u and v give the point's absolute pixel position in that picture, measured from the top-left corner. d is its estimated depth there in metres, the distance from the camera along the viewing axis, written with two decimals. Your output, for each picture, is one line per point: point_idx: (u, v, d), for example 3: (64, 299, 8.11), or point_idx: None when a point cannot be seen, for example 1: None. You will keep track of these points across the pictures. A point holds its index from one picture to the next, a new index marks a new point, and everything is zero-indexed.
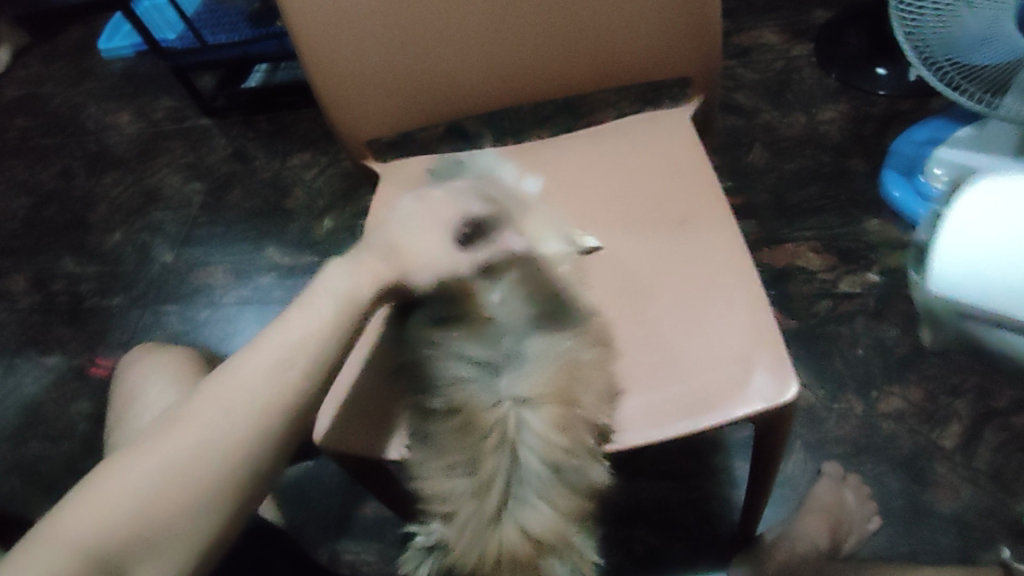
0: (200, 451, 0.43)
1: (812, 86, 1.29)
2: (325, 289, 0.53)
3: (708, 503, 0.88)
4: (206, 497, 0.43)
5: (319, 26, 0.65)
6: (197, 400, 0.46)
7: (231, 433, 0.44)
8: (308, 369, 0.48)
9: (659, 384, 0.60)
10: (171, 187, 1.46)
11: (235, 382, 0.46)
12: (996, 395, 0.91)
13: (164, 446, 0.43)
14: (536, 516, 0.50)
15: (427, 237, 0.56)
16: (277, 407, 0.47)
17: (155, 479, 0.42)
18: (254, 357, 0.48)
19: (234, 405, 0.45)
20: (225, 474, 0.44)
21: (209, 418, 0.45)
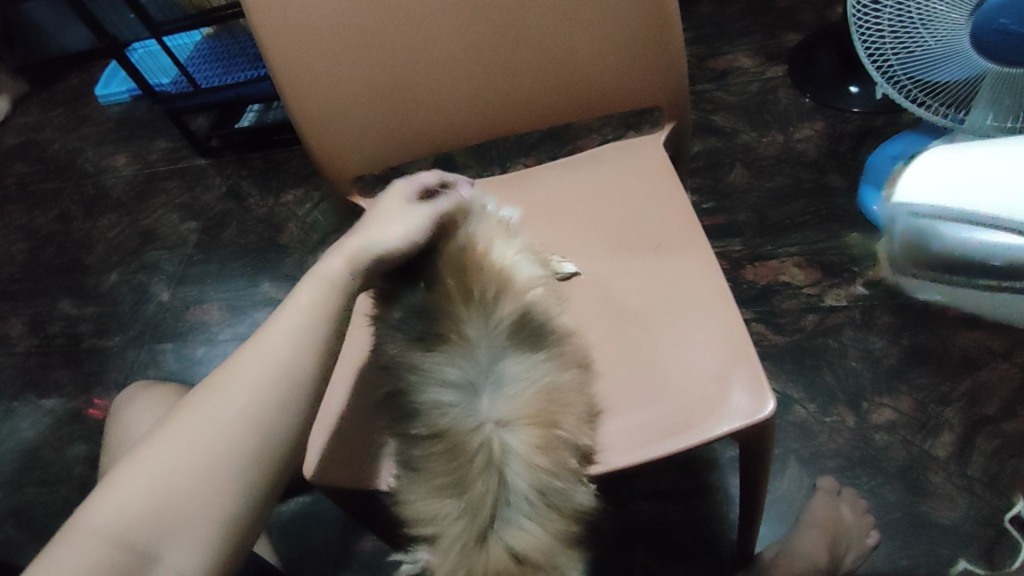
0: (200, 455, 0.43)
1: (787, 105, 1.29)
2: (302, 297, 0.52)
3: (707, 522, 0.88)
4: (211, 501, 0.42)
5: (297, 70, 0.67)
6: (191, 410, 0.46)
7: (232, 435, 0.44)
8: (300, 367, 0.48)
9: (642, 404, 0.56)
10: (170, 228, 1.51)
11: (230, 386, 0.47)
12: (986, 401, 0.90)
13: (162, 455, 0.43)
14: (524, 536, 0.48)
15: (391, 206, 0.58)
16: (275, 406, 0.46)
17: (155, 487, 0.42)
18: (243, 361, 0.48)
19: (233, 407, 0.45)
20: (230, 478, 0.43)
21: (208, 424, 0.44)
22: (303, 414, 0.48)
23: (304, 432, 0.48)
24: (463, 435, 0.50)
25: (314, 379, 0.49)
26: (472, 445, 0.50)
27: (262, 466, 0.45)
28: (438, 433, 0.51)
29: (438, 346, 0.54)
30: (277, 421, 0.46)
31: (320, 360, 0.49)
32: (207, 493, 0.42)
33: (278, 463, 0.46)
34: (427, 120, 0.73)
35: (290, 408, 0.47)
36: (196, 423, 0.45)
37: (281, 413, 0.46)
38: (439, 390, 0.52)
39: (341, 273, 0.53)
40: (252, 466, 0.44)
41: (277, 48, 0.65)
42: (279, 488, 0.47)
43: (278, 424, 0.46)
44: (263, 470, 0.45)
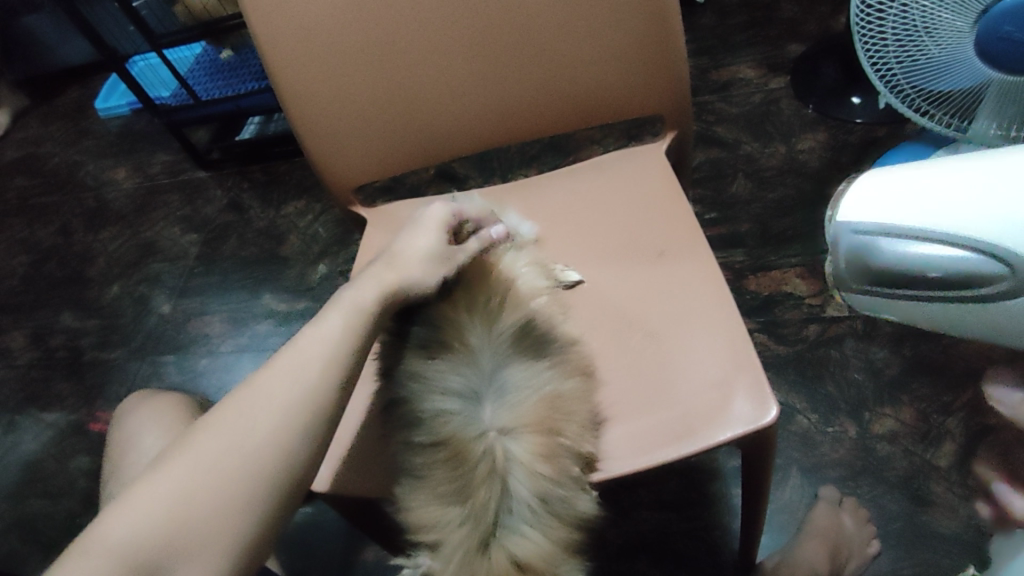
0: (218, 478, 0.43)
1: (788, 116, 1.29)
2: (323, 322, 0.51)
3: (710, 532, 0.88)
4: (227, 524, 0.42)
5: (302, 82, 0.67)
6: (208, 428, 0.46)
7: (251, 458, 0.44)
8: (323, 384, 0.48)
9: (643, 411, 0.57)
10: (173, 240, 1.51)
11: (253, 406, 0.46)
12: (988, 411, 0.90)
13: (177, 473, 0.43)
14: (528, 544, 0.48)
15: (425, 233, 0.57)
16: (297, 431, 0.46)
17: (170, 505, 0.42)
18: (267, 382, 0.47)
19: (255, 424, 0.45)
20: (245, 498, 0.43)
21: (225, 443, 0.44)
22: (321, 430, 0.47)
23: (321, 449, 0.48)
24: (465, 443, 0.50)
25: (334, 402, 0.48)
26: (475, 453, 0.50)
27: (278, 486, 0.44)
28: (441, 441, 0.51)
29: (440, 354, 0.54)
30: (295, 442, 0.46)
31: (342, 381, 0.49)
32: (223, 515, 0.42)
33: (293, 484, 0.45)
34: (430, 132, 0.74)
35: (309, 426, 0.46)
36: (215, 444, 0.44)
37: (298, 432, 0.46)
38: (441, 398, 0.52)
39: (371, 301, 0.53)
40: (268, 486, 0.44)
41: (280, 52, 0.66)
42: (293, 507, 0.47)
43: (300, 447, 0.46)
44: (278, 490, 0.44)
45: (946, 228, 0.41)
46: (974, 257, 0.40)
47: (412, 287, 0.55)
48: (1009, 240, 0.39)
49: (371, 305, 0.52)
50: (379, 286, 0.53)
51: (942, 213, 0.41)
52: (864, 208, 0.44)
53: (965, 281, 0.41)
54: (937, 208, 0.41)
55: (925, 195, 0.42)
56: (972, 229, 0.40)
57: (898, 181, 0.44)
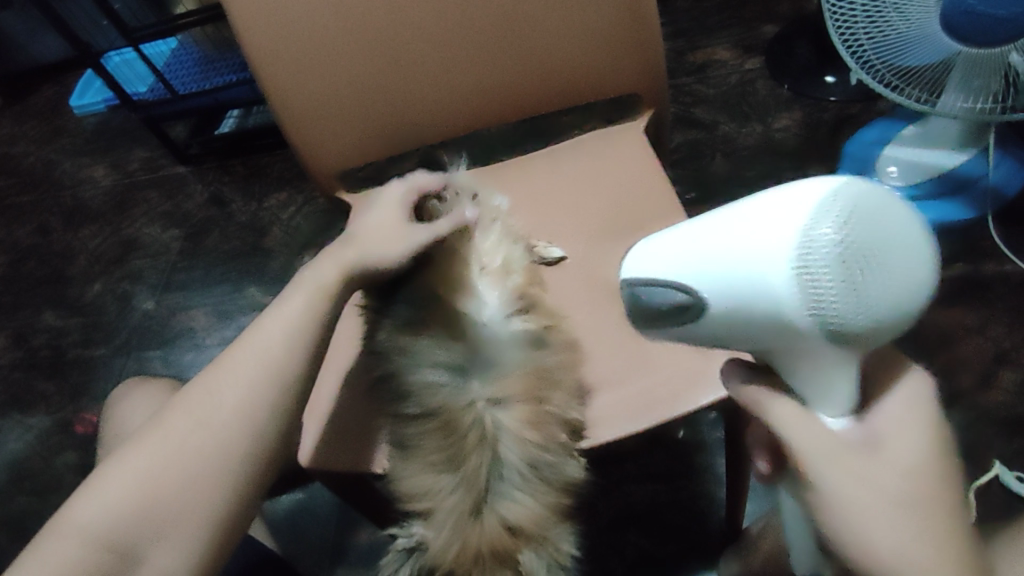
0: (188, 458, 0.44)
1: (763, 96, 1.31)
2: (287, 300, 0.53)
3: (696, 501, 0.90)
4: (201, 499, 0.43)
5: (281, 63, 0.67)
6: (179, 412, 0.47)
7: (220, 436, 0.45)
8: (294, 365, 0.49)
9: (627, 379, 0.58)
10: (154, 236, 1.51)
11: (222, 386, 0.48)
12: (959, 374, 0.93)
13: (149, 457, 0.44)
14: (517, 508, 0.49)
15: (385, 212, 0.57)
16: (265, 407, 0.47)
17: (142, 488, 0.43)
18: (238, 362, 0.49)
19: (227, 406, 0.46)
20: (218, 477, 0.44)
21: (195, 425, 0.45)
22: (293, 408, 0.49)
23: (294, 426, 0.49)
24: (455, 412, 0.52)
25: (305, 376, 0.50)
26: (465, 421, 0.51)
27: (251, 464, 0.46)
28: (431, 411, 0.52)
29: (426, 329, 0.56)
30: (267, 421, 0.47)
31: (308, 353, 0.50)
32: (197, 495, 0.43)
33: (266, 462, 0.47)
34: (410, 115, 0.74)
35: (282, 406, 0.48)
36: (184, 425, 0.46)
37: (269, 411, 0.47)
38: (430, 370, 0.54)
39: (334, 280, 0.53)
40: (242, 463, 0.45)
41: (262, 39, 0.65)
42: (271, 481, 0.48)
43: (271, 427, 0.47)
44: (252, 468, 0.46)
45: (685, 275, 0.41)
46: (690, 286, 0.40)
47: (378, 262, 0.55)
48: (727, 273, 0.38)
49: (335, 284, 0.53)
50: (339, 264, 0.54)
51: (685, 268, 0.41)
52: (631, 263, 0.45)
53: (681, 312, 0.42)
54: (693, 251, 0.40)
55: (689, 238, 0.41)
56: (688, 275, 0.40)
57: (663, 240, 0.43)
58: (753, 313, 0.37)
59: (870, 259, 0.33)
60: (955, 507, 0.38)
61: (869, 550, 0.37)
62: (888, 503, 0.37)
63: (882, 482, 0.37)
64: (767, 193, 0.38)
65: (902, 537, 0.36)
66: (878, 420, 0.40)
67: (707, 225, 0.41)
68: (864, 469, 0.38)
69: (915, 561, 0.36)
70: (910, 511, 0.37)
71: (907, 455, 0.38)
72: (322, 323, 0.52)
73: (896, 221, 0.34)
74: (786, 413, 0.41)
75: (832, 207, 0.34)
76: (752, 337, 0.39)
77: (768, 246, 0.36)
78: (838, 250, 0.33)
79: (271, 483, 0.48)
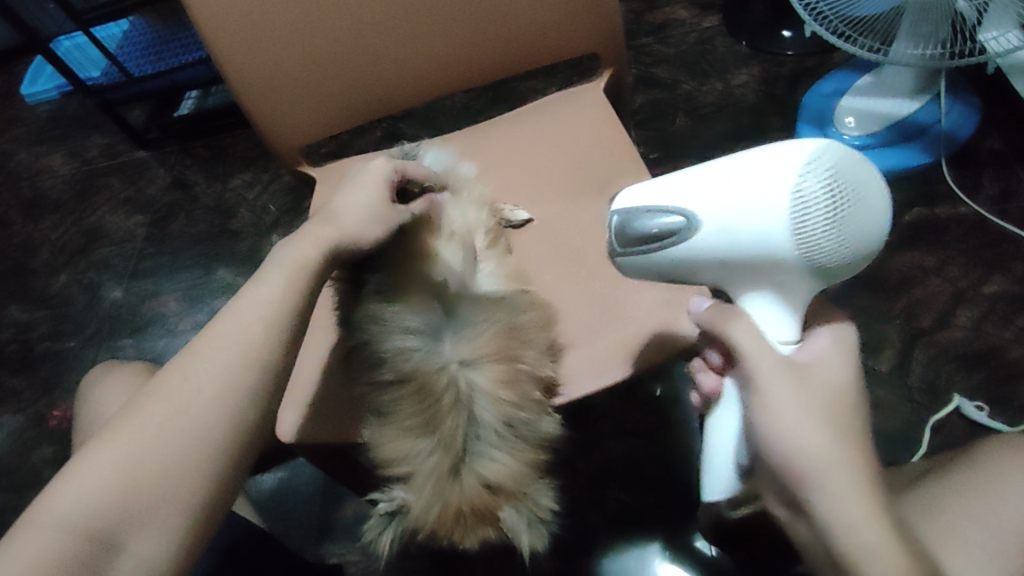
0: (165, 444, 0.44)
1: (722, 53, 1.31)
2: (263, 280, 0.52)
3: (672, 454, 0.92)
4: (180, 486, 0.43)
5: (236, 40, 0.66)
6: (153, 398, 0.47)
7: (201, 421, 0.45)
8: (269, 350, 0.49)
9: (600, 333, 0.59)
10: (117, 223, 1.48)
11: (198, 371, 0.47)
12: (921, 315, 0.96)
13: (124, 445, 0.44)
14: (495, 466, 0.51)
15: (357, 193, 0.56)
16: (245, 391, 0.48)
17: (120, 476, 0.43)
18: (211, 347, 0.49)
19: (203, 392, 0.46)
20: (197, 463, 0.44)
21: (171, 411, 0.45)
22: (269, 391, 0.49)
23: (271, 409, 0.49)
24: (430, 375, 0.54)
25: (281, 360, 0.50)
26: (440, 384, 0.53)
27: (229, 449, 0.46)
28: (406, 376, 0.54)
29: (400, 298, 0.57)
30: (245, 406, 0.47)
31: (286, 336, 0.50)
32: (177, 482, 0.43)
33: (244, 446, 0.47)
34: (370, 86, 0.74)
35: (260, 391, 0.48)
36: (159, 411, 0.45)
37: (246, 396, 0.47)
38: (402, 338, 0.55)
39: (311, 257, 0.53)
40: (220, 449, 0.45)
41: (214, 15, 0.64)
42: (249, 465, 0.48)
43: (248, 412, 0.47)
44: (230, 453, 0.46)
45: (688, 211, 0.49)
46: (693, 219, 0.49)
47: (354, 243, 0.55)
48: (728, 214, 0.47)
49: (312, 260, 0.53)
50: (316, 243, 0.53)
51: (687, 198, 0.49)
52: (632, 199, 0.53)
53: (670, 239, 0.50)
54: (699, 193, 0.49)
55: (695, 182, 0.49)
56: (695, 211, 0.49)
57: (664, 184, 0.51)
58: (748, 234, 0.46)
59: (854, 199, 0.44)
60: (867, 424, 0.46)
61: (792, 446, 0.44)
62: (811, 409, 0.44)
63: (807, 393, 0.45)
64: (768, 148, 0.47)
65: (820, 432, 0.44)
66: (808, 350, 0.48)
67: (710, 167, 0.49)
68: (797, 381, 0.46)
69: (827, 453, 0.43)
70: (830, 415, 0.44)
71: (828, 375, 0.46)
72: (293, 301, 0.52)
73: (872, 179, 0.45)
74: (734, 331, 0.49)
75: (825, 160, 0.44)
76: (738, 259, 0.48)
77: (775, 179, 0.45)
78: (833, 187, 0.43)
79: (250, 465, 0.48)
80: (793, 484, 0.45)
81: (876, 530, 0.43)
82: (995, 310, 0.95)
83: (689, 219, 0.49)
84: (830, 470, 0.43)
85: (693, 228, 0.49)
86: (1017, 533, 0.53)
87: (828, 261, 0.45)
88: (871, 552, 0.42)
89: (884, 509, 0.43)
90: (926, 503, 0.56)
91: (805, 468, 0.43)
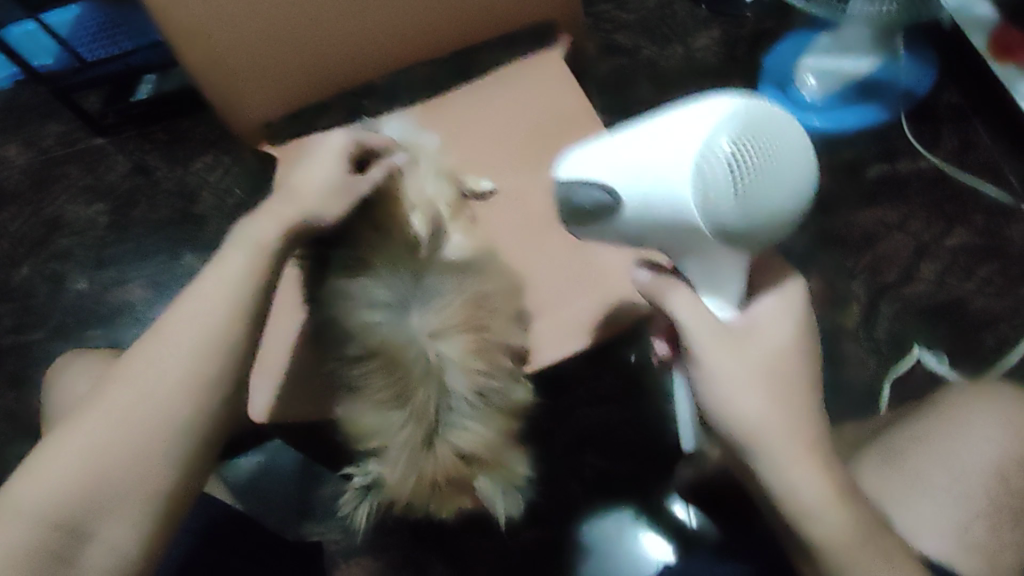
0: (130, 428, 0.44)
1: (681, 15, 1.27)
2: (227, 259, 0.50)
3: (648, 418, 0.93)
4: (147, 472, 0.43)
5: (191, 19, 0.62)
6: (117, 381, 0.46)
7: (168, 408, 0.44)
8: (240, 328, 0.48)
9: (566, 300, 0.60)
10: (62, 209, 1.34)
11: (162, 355, 0.46)
12: (886, 270, 0.99)
13: (87, 429, 0.43)
14: (468, 436, 0.51)
15: (320, 166, 0.55)
16: (214, 371, 0.46)
17: (83, 462, 0.42)
18: (176, 325, 0.47)
19: (168, 373, 0.45)
20: (163, 447, 0.44)
21: (137, 395, 0.44)
22: (240, 371, 0.48)
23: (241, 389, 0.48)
24: (400, 349, 0.52)
25: (251, 336, 0.49)
26: (410, 357, 0.52)
27: (198, 431, 0.45)
28: (372, 350, 0.52)
29: (367, 269, 0.56)
30: (216, 387, 0.46)
31: (255, 312, 0.49)
32: (144, 467, 0.43)
33: (216, 427, 0.46)
34: (331, 61, 0.72)
35: (230, 370, 0.47)
36: (125, 395, 0.44)
37: (216, 377, 0.46)
38: (368, 310, 0.54)
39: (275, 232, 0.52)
40: (190, 431, 0.45)
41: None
42: (221, 443, 0.48)
43: (218, 392, 0.46)
44: (200, 435, 0.45)
45: (614, 180, 0.52)
46: (619, 188, 0.52)
47: (317, 216, 0.54)
48: (643, 182, 0.49)
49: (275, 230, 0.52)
50: (279, 221, 0.52)
51: (609, 169, 0.53)
52: (573, 166, 0.57)
53: (603, 204, 0.54)
54: (623, 159, 0.51)
55: (622, 152, 0.52)
56: (620, 179, 0.52)
57: (599, 150, 0.55)
58: (659, 205, 0.48)
59: (763, 161, 0.42)
60: (810, 383, 0.49)
61: (740, 408, 0.47)
62: (758, 372, 0.48)
63: (755, 358, 0.48)
64: (689, 105, 0.48)
65: (762, 397, 0.47)
66: (757, 311, 0.51)
67: (636, 135, 0.51)
68: (737, 348, 0.48)
69: (773, 413, 0.47)
70: (772, 380, 0.48)
71: (775, 338, 0.49)
72: (259, 277, 0.50)
73: (787, 138, 0.43)
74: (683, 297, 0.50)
75: (731, 123, 0.44)
76: (658, 228, 0.50)
77: (680, 149, 0.46)
78: (736, 152, 0.43)
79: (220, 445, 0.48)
80: (741, 448, 0.48)
81: (823, 486, 0.46)
82: (956, 261, 0.98)
83: (614, 189, 0.52)
84: (775, 429, 0.47)
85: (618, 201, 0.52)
86: (980, 474, 0.56)
87: (737, 230, 0.44)
88: (819, 509, 0.45)
89: (827, 457, 0.47)
90: (885, 461, 0.58)
91: (750, 427, 0.47)
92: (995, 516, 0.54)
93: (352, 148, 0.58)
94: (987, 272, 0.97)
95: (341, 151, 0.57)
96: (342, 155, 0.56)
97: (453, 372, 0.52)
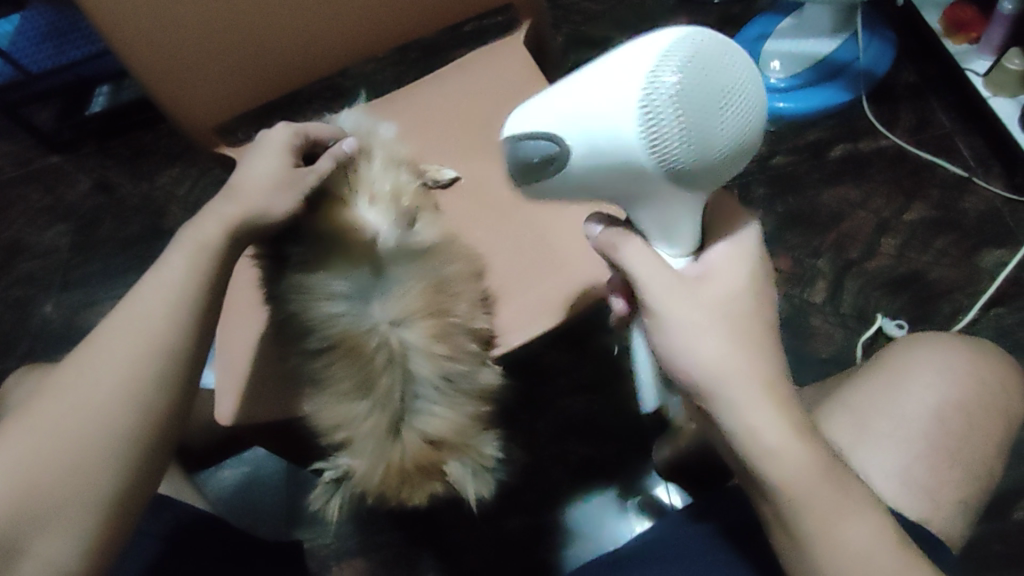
0: (61, 442, 0.41)
1: (651, 5, 1.24)
2: (164, 266, 0.50)
3: (629, 404, 0.93)
4: (83, 485, 0.41)
5: (129, 20, 0.60)
6: (47, 396, 0.43)
7: (103, 415, 0.43)
8: (178, 334, 0.47)
9: (527, 286, 0.62)
10: (20, 233, 1.26)
11: (96, 362, 0.44)
12: (851, 246, 1.00)
13: (14, 447, 0.41)
14: (436, 421, 0.55)
15: (261, 162, 0.55)
16: (150, 379, 0.45)
17: (12, 480, 0.40)
18: (110, 335, 0.46)
19: (102, 384, 0.43)
20: (102, 460, 0.42)
21: (68, 407, 0.42)
22: (177, 381, 0.46)
23: (181, 399, 0.46)
24: (359, 337, 0.56)
25: (192, 342, 0.48)
26: (371, 345, 0.56)
27: (137, 441, 0.43)
28: (335, 341, 0.57)
29: (326, 264, 0.59)
30: (151, 396, 0.44)
31: (193, 316, 0.48)
32: (81, 481, 0.41)
33: (156, 437, 0.44)
34: (278, 57, 0.72)
35: (167, 377, 0.45)
36: (55, 408, 0.42)
37: (150, 385, 0.45)
38: (329, 303, 0.57)
39: (213, 235, 0.51)
40: (128, 442, 0.43)
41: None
42: (165, 453, 0.46)
43: (154, 400, 0.44)
44: (139, 445, 0.43)
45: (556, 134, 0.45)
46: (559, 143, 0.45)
47: (260, 207, 0.54)
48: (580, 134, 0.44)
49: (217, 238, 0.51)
50: (218, 218, 0.52)
51: (554, 117, 0.45)
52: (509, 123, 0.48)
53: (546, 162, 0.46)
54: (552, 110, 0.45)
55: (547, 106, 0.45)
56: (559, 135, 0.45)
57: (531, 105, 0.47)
58: (609, 150, 0.43)
59: (706, 110, 0.40)
60: (763, 319, 0.47)
61: (697, 354, 0.46)
62: (713, 316, 0.46)
63: (707, 298, 0.47)
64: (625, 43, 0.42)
65: (715, 337, 0.46)
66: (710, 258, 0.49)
67: (579, 79, 0.44)
68: (691, 292, 0.47)
69: (734, 359, 0.45)
70: (728, 320, 0.46)
71: (728, 279, 0.48)
72: (200, 281, 0.49)
73: (737, 73, 0.41)
74: (634, 251, 0.48)
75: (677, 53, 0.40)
76: (612, 177, 0.45)
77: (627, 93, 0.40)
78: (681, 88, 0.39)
79: (166, 457, 0.46)
80: (697, 392, 0.47)
81: (784, 429, 0.45)
82: (915, 234, 1.00)
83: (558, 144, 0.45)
84: (737, 375, 0.45)
85: (561, 151, 0.45)
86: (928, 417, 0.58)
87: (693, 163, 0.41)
88: (775, 449, 0.44)
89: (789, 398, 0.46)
90: (842, 403, 0.60)
91: (710, 372, 0.45)
92: (945, 459, 0.56)
93: (298, 141, 0.58)
94: (944, 243, 0.99)
95: (288, 145, 0.57)
96: (286, 149, 0.57)
97: (417, 361, 0.56)
